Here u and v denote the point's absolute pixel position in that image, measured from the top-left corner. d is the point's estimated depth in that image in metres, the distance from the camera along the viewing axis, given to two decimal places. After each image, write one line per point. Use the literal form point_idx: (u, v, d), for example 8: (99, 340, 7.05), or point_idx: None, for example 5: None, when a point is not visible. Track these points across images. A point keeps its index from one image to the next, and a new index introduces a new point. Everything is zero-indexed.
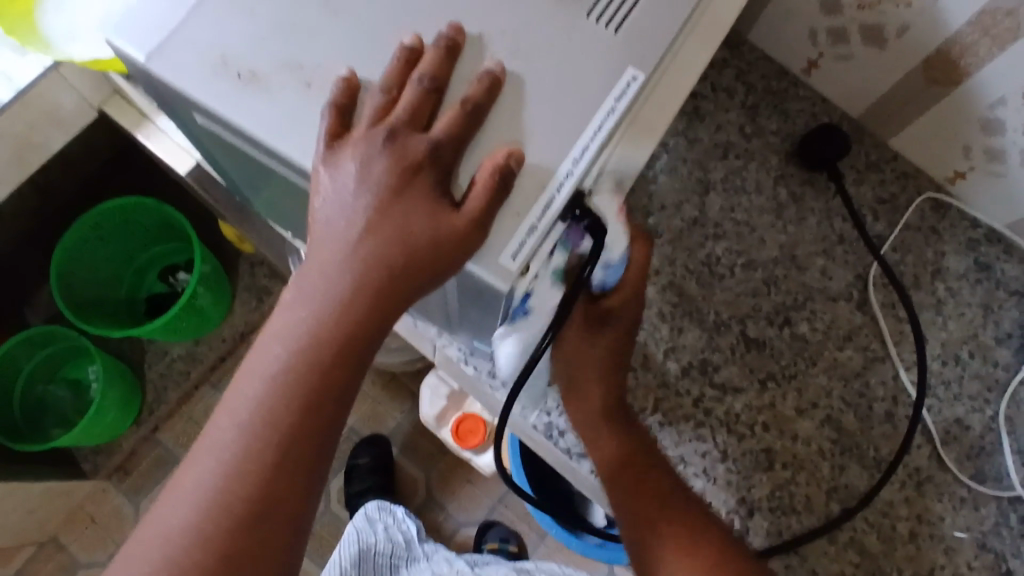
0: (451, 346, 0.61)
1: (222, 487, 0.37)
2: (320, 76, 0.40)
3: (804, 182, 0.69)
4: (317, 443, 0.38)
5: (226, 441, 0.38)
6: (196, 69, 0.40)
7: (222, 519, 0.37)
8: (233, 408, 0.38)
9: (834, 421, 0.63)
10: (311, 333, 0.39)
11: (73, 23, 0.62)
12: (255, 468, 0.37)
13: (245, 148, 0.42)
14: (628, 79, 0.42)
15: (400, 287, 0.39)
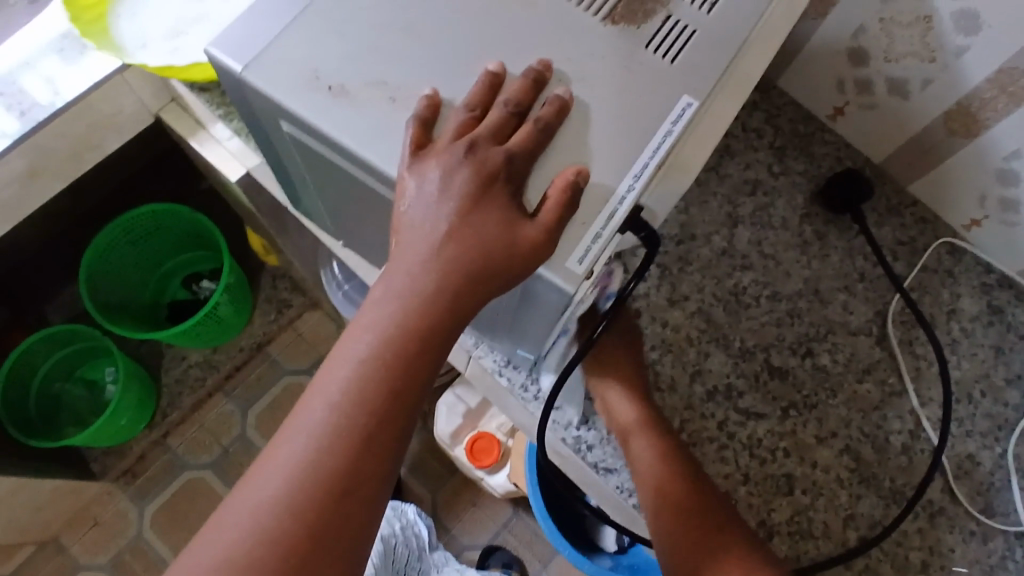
0: (487, 358, 0.64)
1: (312, 461, 0.39)
2: (405, 93, 0.43)
3: (827, 221, 0.73)
4: (396, 427, 0.41)
5: (317, 419, 0.40)
6: (291, 82, 0.43)
7: (311, 490, 0.39)
8: (323, 391, 0.41)
9: (852, 450, 0.65)
10: (397, 324, 0.41)
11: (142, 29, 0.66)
12: (345, 443, 0.39)
13: (328, 156, 0.45)
14: (683, 106, 0.45)
15: (479, 288, 0.42)
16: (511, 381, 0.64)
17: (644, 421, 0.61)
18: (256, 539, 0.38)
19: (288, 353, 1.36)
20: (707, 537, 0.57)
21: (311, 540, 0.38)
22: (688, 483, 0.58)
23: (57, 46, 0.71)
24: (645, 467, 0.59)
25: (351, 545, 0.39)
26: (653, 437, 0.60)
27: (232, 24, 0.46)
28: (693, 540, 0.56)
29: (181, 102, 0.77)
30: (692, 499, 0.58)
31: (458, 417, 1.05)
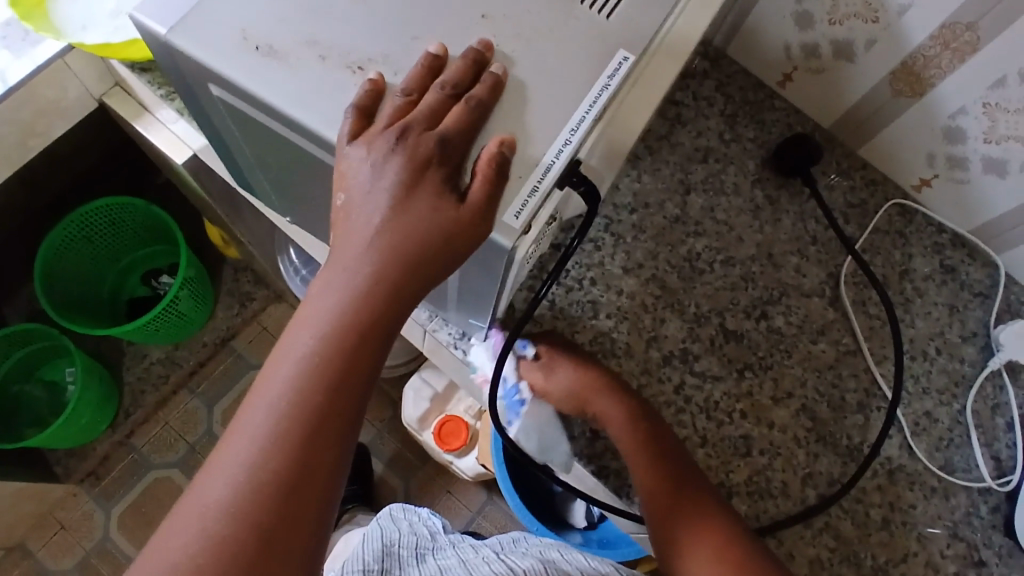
0: (443, 330, 0.64)
1: (258, 463, 0.38)
2: (335, 52, 0.43)
3: (779, 186, 0.73)
4: (342, 422, 0.40)
5: (262, 420, 0.39)
6: (218, 43, 0.42)
7: (259, 492, 0.38)
8: (267, 390, 0.40)
9: (808, 410, 0.66)
10: (339, 319, 0.41)
11: (87, 12, 0.65)
12: (291, 443, 0.39)
13: (262, 121, 0.44)
14: (620, 60, 0.44)
15: (420, 275, 0.42)
16: (466, 353, 0.64)
17: (594, 394, 0.61)
18: (205, 546, 0.37)
19: (254, 348, 1.34)
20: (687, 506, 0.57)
21: (262, 542, 0.37)
22: (653, 453, 0.59)
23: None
24: (616, 428, 0.60)
25: (304, 545, 0.39)
26: (603, 407, 0.60)
27: None
28: (673, 513, 0.57)
29: (124, 86, 0.76)
30: (661, 468, 0.58)
31: (425, 402, 1.04)
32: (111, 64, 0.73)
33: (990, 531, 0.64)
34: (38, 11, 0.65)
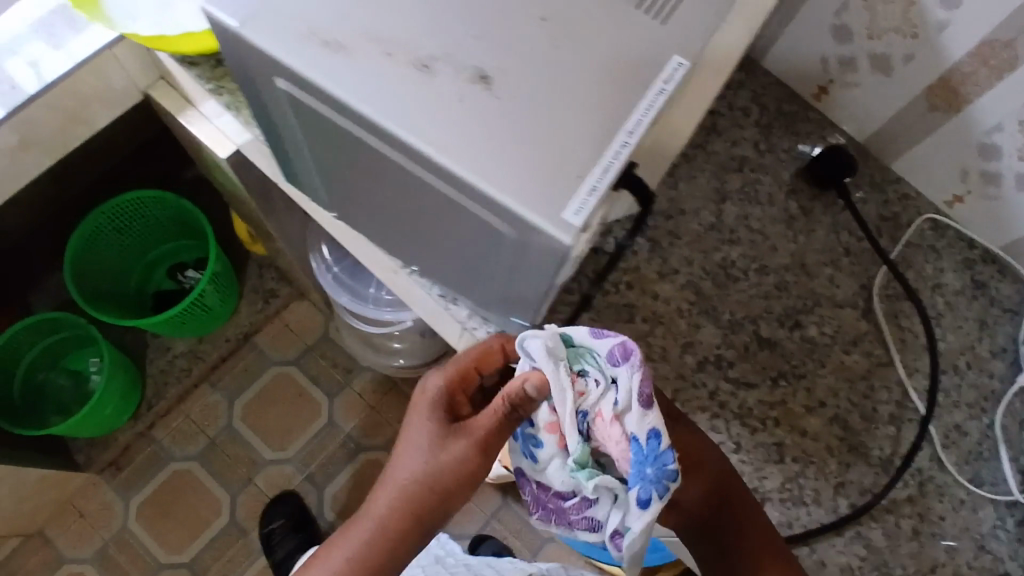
0: (481, 328, 0.64)
1: (362, 555, 0.57)
2: (400, 49, 0.44)
3: (814, 196, 0.73)
4: (421, 536, 0.58)
5: (369, 529, 0.57)
6: (287, 37, 0.44)
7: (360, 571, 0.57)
8: (359, 536, 0.58)
9: (840, 419, 0.66)
10: (431, 477, 0.56)
11: (134, 5, 0.65)
12: (386, 546, 0.57)
13: (327, 115, 0.46)
14: (675, 65, 0.46)
15: (457, 469, 0.56)
16: None
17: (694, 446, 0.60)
18: None
19: (275, 344, 1.35)
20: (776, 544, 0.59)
21: None
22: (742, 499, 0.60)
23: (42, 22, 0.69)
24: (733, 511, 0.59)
25: None
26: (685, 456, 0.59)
27: None
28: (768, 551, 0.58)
29: (169, 79, 0.77)
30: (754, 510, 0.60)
31: None
32: (158, 56, 0.74)
33: (1017, 545, 0.65)
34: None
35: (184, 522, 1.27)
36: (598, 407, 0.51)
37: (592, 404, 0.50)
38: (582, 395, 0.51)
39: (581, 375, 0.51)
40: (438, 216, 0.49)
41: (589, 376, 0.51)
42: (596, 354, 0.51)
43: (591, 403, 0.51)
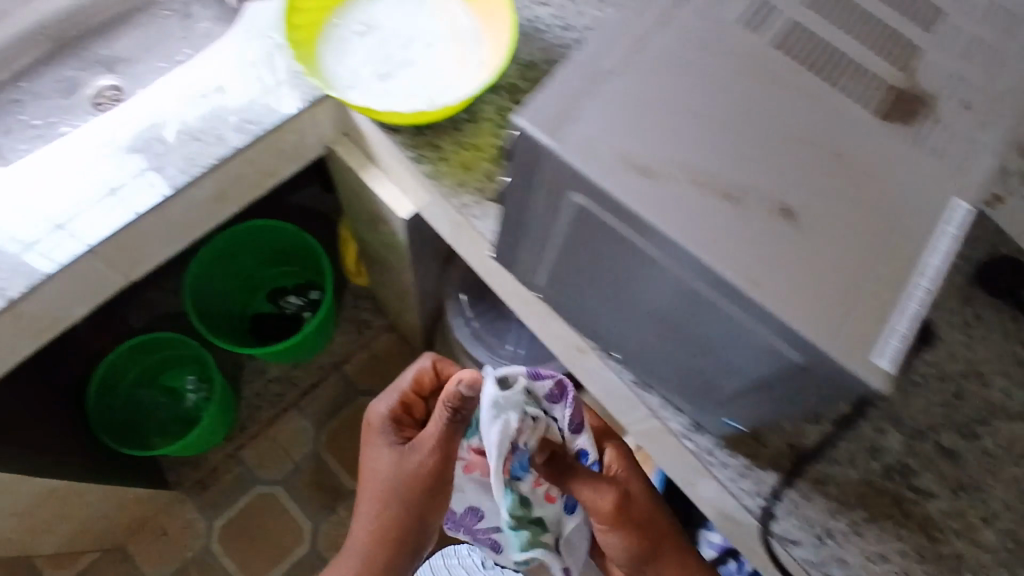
0: (675, 420, 0.64)
1: (376, 534, 0.76)
2: (710, 179, 0.44)
3: (987, 303, 0.70)
4: (413, 522, 0.77)
5: (368, 517, 0.77)
6: (601, 158, 0.44)
7: (383, 549, 0.77)
8: (364, 516, 0.77)
9: (1017, 535, 0.63)
10: (411, 470, 0.75)
11: (360, 78, 0.66)
12: (385, 527, 0.76)
13: (619, 229, 0.46)
14: (960, 210, 0.46)
15: (396, 470, 0.76)
16: (699, 447, 0.64)
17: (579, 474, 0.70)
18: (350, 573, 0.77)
19: (363, 375, 1.34)
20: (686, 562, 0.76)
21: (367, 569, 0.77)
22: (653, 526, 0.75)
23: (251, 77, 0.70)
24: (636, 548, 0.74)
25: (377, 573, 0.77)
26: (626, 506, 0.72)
27: (534, 92, 0.45)
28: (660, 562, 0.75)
29: (354, 137, 0.77)
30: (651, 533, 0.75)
31: None
32: (351, 113, 0.74)
33: None
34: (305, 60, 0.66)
35: (265, 547, 1.26)
36: (535, 436, 0.65)
37: (518, 432, 0.63)
38: (530, 426, 0.64)
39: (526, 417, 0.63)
40: (702, 330, 0.49)
41: (517, 423, 0.62)
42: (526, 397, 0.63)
43: (518, 438, 0.63)
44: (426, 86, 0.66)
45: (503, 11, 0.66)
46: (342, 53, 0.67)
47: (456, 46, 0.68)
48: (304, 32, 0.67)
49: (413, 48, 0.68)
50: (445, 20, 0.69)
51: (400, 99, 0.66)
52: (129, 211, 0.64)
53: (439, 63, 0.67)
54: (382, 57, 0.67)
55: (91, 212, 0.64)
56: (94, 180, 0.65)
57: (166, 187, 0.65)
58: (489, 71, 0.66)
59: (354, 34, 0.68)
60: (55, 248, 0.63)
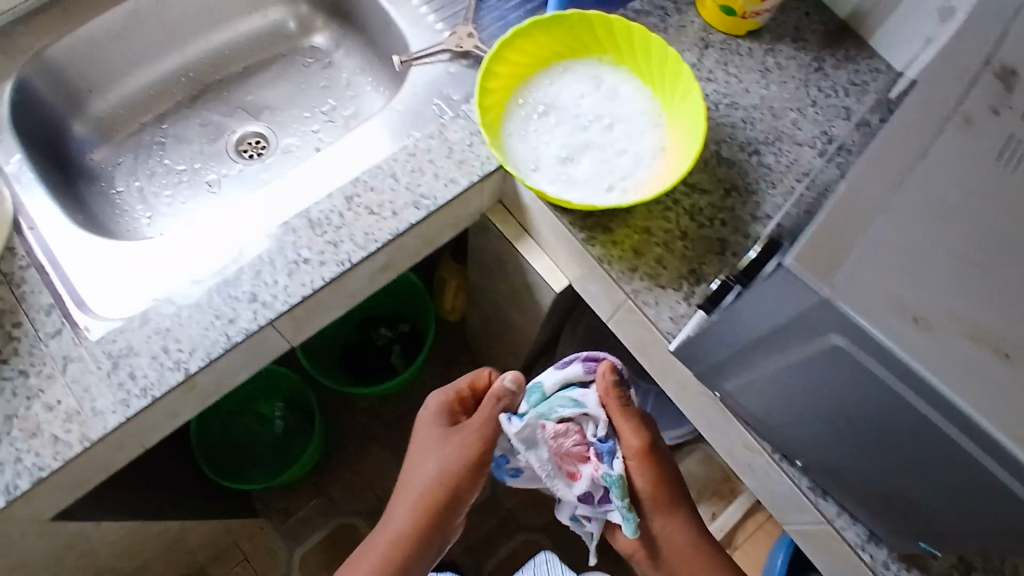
0: (851, 529, 0.62)
1: (399, 537, 0.66)
2: (994, 339, 0.40)
3: None
4: (441, 525, 0.67)
5: (395, 516, 0.67)
6: (878, 308, 0.40)
7: (402, 553, 0.66)
8: (374, 549, 0.67)
9: None
10: (452, 462, 0.67)
11: (546, 160, 0.66)
12: (414, 528, 0.67)
13: (900, 391, 0.41)
14: None
15: (426, 487, 0.67)
16: (874, 559, 0.62)
17: (637, 429, 0.63)
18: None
19: None
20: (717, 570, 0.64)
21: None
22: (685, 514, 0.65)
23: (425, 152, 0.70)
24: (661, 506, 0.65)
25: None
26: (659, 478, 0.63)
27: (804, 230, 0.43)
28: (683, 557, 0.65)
29: (511, 207, 0.77)
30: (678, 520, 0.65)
31: None
32: (514, 186, 0.73)
33: None
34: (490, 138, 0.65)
35: None
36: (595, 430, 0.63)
37: (555, 447, 0.62)
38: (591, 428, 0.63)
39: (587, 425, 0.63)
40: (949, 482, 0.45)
41: (554, 428, 0.62)
42: (559, 407, 0.63)
43: (568, 445, 0.63)
44: (609, 171, 0.65)
45: (688, 99, 0.65)
46: (527, 134, 0.67)
47: (635, 133, 0.68)
48: (489, 113, 0.67)
49: (592, 132, 0.68)
50: (623, 104, 0.69)
51: (583, 184, 0.65)
52: (309, 284, 0.63)
53: (619, 148, 0.67)
54: (561, 140, 0.67)
55: (270, 284, 0.63)
56: (273, 250, 0.64)
57: (345, 262, 0.64)
58: (673, 160, 0.65)
59: (532, 115, 0.68)
60: (237, 319, 0.62)
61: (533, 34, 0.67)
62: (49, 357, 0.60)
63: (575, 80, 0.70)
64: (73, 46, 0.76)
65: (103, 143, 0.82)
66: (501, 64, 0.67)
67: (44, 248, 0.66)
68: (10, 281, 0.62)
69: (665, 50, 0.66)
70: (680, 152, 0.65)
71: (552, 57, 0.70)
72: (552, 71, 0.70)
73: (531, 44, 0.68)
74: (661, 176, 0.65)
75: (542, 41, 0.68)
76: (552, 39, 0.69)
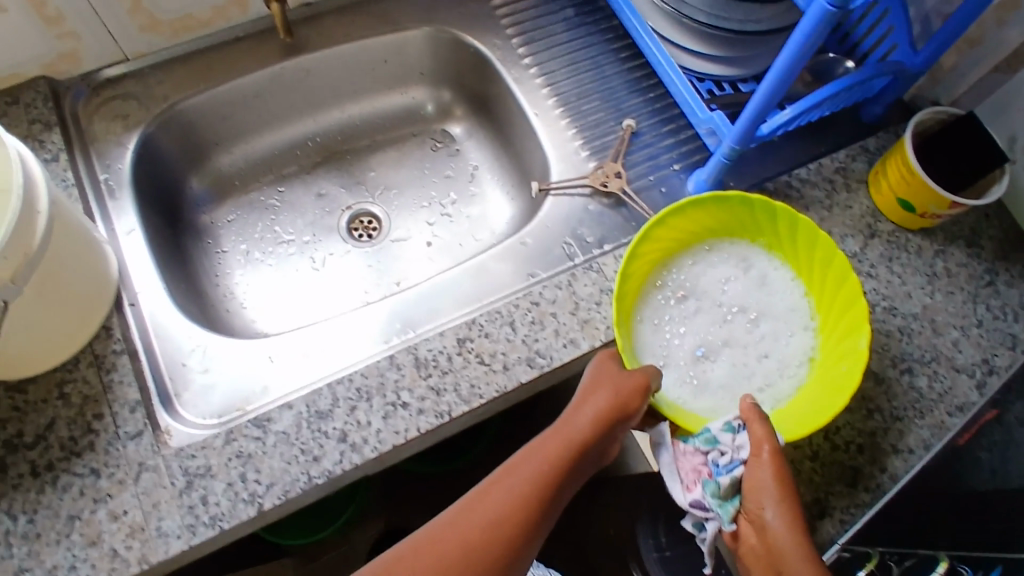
0: None
1: (498, 519, 0.49)
2: None
3: None
4: (540, 523, 0.50)
5: (495, 498, 0.50)
6: None
7: (501, 538, 0.48)
8: (507, 479, 0.51)
9: None
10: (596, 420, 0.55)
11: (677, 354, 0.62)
12: (529, 504, 0.50)
13: None
14: None
15: (582, 434, 0.54)
16: None
17: (772, 434, 0.54)
18: None
19: None
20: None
21: None
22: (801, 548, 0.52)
23: (552, 302, 0.64)
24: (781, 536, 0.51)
25: None
26: (790, 480, 0.53)
27: None
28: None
29: None
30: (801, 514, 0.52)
31: None
32: None
33: None
34: (625, 328, 0.61)
35: None
36: (725, 453, 0.55)
37: (679, 460, 0.57)
38: (713, 452, 0.55)
39: (707, 452, 0.56)
40: None
41: (687, 448, 0.57)
42: (714, 432, 0.55)
43: (694, 462, 0.56)
44: (746, 379, 0.61)
45: (852, 315, 0.59)
46: (658, 322, 0.63)
47: (782, 333, 0.63)
48: (624, 296, 0.62)
49: (734, 326, 0.64)
50: (772, 296, 0.65)
51: (718, 392, 0.61)
52: (403, 433, 0.59)
53: (761, 350, 0.63)
54: (701, 333, 0.63)
55: (362, 424, 0.59)
56: (371, 385, 0.60)
57: (445, 414, 0.59)
58: (819, 382, 0.60)
59: (673, 299, 0.64)
60: (322, 459, 0.57)
61: (690, 214, 0.63)
62: (125, 460, 0.57)
63: (724, 262, 0.66)
64: (207, 101, 0.74)
65: (216, 199, 0.79)
66: (647, 242, 0.62)
67: (141, 329, 0.63)
68: (101, 365, 0.59)
69: (834, 260, 0.60)
70: (829, 373, 0.60)
71: (703, 235, 0.66)
72: (699, 248, 0.66)
73: (685, 222, 0.64)
74: (804, 397, 0.60)
75: (699, 218, 0.64)
76: (709, 217, 0.64)
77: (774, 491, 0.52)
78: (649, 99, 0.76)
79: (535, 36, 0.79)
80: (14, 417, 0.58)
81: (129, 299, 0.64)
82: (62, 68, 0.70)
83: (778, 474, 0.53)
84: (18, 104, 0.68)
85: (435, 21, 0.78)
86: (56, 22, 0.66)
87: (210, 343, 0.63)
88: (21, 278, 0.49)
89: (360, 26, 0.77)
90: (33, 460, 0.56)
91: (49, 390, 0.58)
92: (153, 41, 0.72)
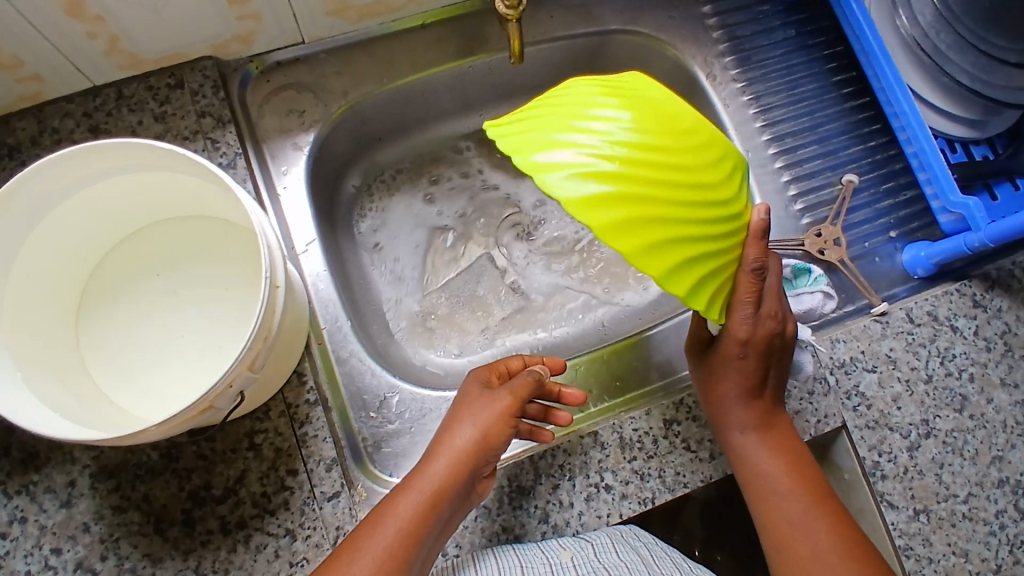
0: None
1: (391, 541, 0.46)
2: None
3: None
4: (431, 543, 0.49)
5: (394, 518, 0.47)
6: None
7: (394, 546, 0.46)
8: (404, 500, 0.48)
9: None
10: (471, 458, 0.49)
11: None
12: (410, 528, 0.47)
13: None
14: None
15: (456, 467, 0.49)
16: None
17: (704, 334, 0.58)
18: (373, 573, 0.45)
19: None
20: (802, 540, 0.52)
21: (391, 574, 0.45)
22: (770, 432, 0.55)
23: None
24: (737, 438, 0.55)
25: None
26: (734, 372, 0.54)
27: None
28: (761, 489, 0.54)
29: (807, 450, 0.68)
30: (742, 411, 0.54)
31: None
32: (832, 446, 0.64)
33: None
34: None
35: None
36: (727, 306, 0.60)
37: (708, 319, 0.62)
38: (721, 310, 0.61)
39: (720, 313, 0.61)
40: None
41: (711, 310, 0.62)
42: None
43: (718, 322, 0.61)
44: None
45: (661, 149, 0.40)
46: None
47: None
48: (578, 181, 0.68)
49: None
50: None
51: None
52: (606, 518, 0.56)
53: None
54: None
55: (564, 505, 0.56)
56: (574, 463, 0.57)
57: (648, 502, 0.56)
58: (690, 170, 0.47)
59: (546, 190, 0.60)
60: (523, 537, 0.56)
61: None
62: (322, 523, 0.53)
63: None
64: (385, 97, 0.66)
65: (371, 196, 0.72)
66: None
67: (329, 373, 0.59)
68: (293, 417, 0.55)
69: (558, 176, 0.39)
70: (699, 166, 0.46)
71: None
72: None
73: None
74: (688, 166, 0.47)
75: None
76: None
77: (717, 389, 0.56)
78: (870, 148, 0.69)
79: (751, 57, 0.70)
80: (200, 467, 0.54)
81: (317, 337, 0.59)
82: (234, 48, 0.60)
83: (710, 376, 0.56)
84: (183, 88, 0.60)
85: (641, 25, 0.69)
86: (240, 2, 0.55)
87: (404, 392, 0.59)
88: (258, 364, 0.45)
89: (556, 22, 0.68)
90: (223, 516, 0.53)
91: (238, 440, 0.55)
92: (334, 25, 0.62)
